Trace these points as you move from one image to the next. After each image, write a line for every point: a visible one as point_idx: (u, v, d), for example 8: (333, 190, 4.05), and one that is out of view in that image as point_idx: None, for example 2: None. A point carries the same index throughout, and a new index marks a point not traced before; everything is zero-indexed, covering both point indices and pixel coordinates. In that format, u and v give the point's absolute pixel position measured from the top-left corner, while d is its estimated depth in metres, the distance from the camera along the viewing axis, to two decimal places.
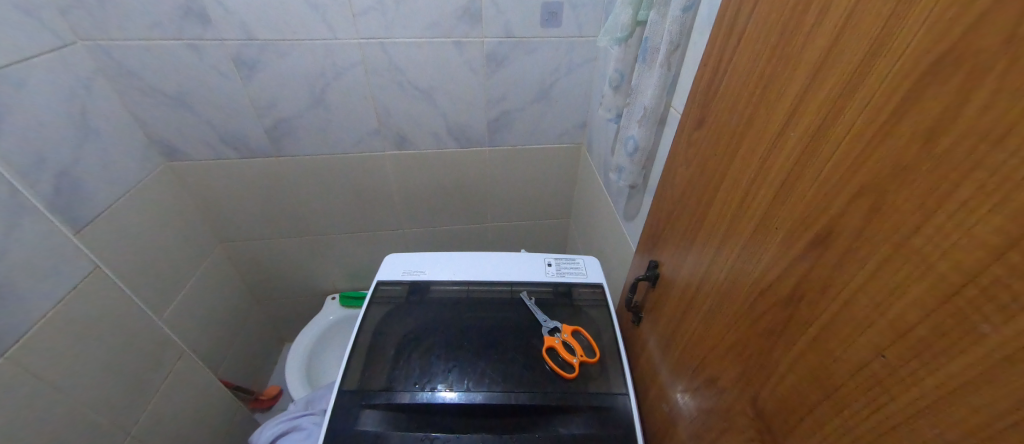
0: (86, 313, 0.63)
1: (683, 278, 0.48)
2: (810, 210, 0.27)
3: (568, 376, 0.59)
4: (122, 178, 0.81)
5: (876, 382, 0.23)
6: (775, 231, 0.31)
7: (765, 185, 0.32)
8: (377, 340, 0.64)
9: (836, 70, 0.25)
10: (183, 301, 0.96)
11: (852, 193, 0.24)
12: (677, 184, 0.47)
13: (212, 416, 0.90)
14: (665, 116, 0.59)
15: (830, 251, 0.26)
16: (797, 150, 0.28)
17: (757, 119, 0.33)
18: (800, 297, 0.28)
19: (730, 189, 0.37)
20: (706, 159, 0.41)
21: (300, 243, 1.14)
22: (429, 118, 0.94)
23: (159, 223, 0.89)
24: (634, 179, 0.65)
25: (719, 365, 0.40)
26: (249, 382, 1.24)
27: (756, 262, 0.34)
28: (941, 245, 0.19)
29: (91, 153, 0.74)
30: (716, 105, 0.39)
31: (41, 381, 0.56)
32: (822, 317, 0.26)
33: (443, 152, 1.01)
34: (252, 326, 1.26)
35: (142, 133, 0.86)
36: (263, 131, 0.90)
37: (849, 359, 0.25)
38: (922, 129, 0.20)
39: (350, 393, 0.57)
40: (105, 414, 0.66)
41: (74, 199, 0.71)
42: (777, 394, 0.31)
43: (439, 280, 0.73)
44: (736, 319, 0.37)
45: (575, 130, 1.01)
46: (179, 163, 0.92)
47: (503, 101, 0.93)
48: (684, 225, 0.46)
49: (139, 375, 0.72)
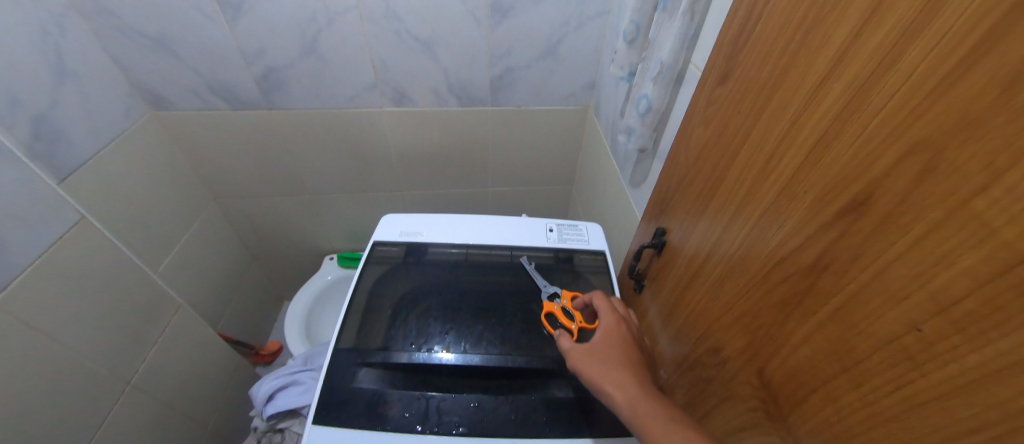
0: (75, 264, 0.62)
1: (691, 247, 0.46)
2: (847, 172, 0.25)
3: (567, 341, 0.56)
4: (106, 126, 0.77)
5: (905, 357, 0.21)
6: (801, 196, 0.28)
7: (793, 146, 0.29)
8: (374, 301, 0.63)
9: (898, 8, 0.22)
10: (179, 256, 0.95)
11: (902, 152, 0.21)
12: (692, 147, 0.44)
13: (212, 369, 0.91)
14: (682, 73, 0.54)
15: (866, 217, 0.23)
16: (838, 104, 0.25)
17: (791, 71, 0.29)
18: (824, 266, 0.26)
19: (752, 151, 0.34)
20: (725, 118, 0.38)
21: (296, 201, 1.12)
22: (428, 74, 0.88)
23: (149, 176, 0.86)
24: (644, 143, 0.61)
25: (725, 335, 0.39)
26: (249, 337, 1.26)
27: (775, 229, 0.31)
28: (1009, 209, 0.17)
29: (70, 98, 0.70)
30: (744, 57, 0.35)
31: (33, 329, 0.56)
32: (848, 288, 0.25)
33: (444, 111, 0.96)
34: (250, 284, 1.26)
35: (125, 78, 0.81)
36: (252, 81, 0.85)
37: (876, 333, 0.23)
38: (1005, 74, 0.17)
39: (346, 351, 0.57)
40: (103, 363, 0.66)
41: (56, 145, 0.67)
42: (787, 365, 0.30)
43: (436, 243, 0.71)
44: (747, 289, 0.35)
45: (583, 92, 0.95)
46: (166, 112, 0.88)
47: (508, 56, 0.87)
48: (696, 191, 0.43)
49: (136, 327, 0.72)
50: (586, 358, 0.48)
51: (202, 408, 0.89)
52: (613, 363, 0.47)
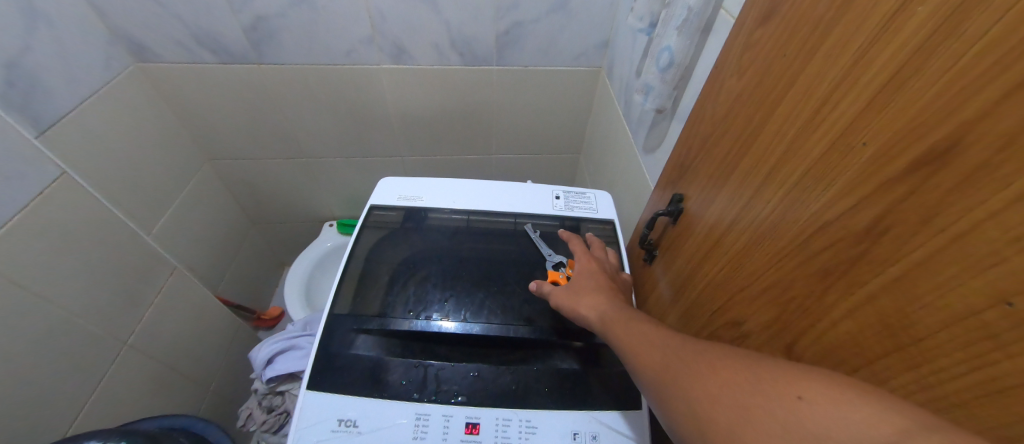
0: (58, 221, 0.59)
1: (712, 214, 0.42)
2: (926, 117, 0.20)
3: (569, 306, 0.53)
4: (86, 77, 0.72)
5: (987, 336, 0.18)
6: (857, 151, 0.24)
7: (853, 90, 0.25)
8: (370, 267, 0.61)
9: None
10: (173, 217, 0.92)
11: (1006, 87, 0.17)
12: (721, 102, 0.39)
13: (212, 332, 0.91)
14: (711, 22, 0.48)
15: (944, 172, 0.20)
16: (919, 34, 0.21)
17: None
18: (883, 231, 0.23)
19: (797, 101, 0.29)
20: (766, 64, 0.33)
21: (292, 165, 1.08)
22: (429, 27, 0.82)
23: (137, 133, 0.82)
24: (662, 103, 0.56)
25: (747, 308, 0.36)
26: (250, 302, 1.25)
27: (819, 191, 0.27)
28: None
29: (44, 43, 0.65)
30: None
31: (17, 287, 0.54)
32: (913, 256, 0.21)
33: (446, 70, 0.90)
34: (249, 249, 1.24)
35: (103, 25, 0.75)
36: (240, 31, 0.79)
37: (946, 307, 0.20)
38: None
39: (342, 317, 0.54)
40: (96, 324, 0.64)
41: (32, 95, 0.63)
42: (823, 342, 0.27)
43: (436, 209, 0.67)
44: (777, 258, 0.31)
45: (595, 51, 0.88)
46: (151, 65, 0.83)
47: (516, 9, 0.80)
48: (723, 151, 0.39)
49: (129, 288, 0.70)
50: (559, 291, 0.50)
51: (203, 370, 0.89)
52: (586, 289, 0.48)
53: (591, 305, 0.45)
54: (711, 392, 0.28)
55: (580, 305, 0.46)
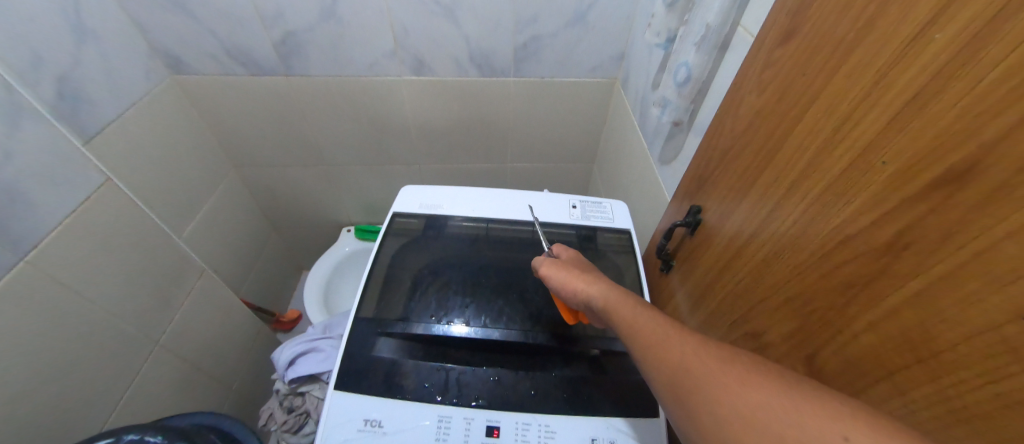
0: (101, 224, 0.62)
1: (732, 226, 0.42)
2: (949, 139, 0.21)
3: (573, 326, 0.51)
4: (127, 89, 0.76)
5: (1005, 351, 0.19)
6: (879, 168, 0.25)
7: (876, 108, 0.25)
8: (393, 273, 0.63)
9: None
10: (201, 222, 0.96)
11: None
12: (741, 117, 0.40)
13: (235, 333, 0.94)
14: (729, 38, 0.49)
15: (966, 191, 0.20)
16: (943, 57, 0.22)
17: (878, 23, 0.25)
18: (904, 246, 0.23)
19: (818, 118, 0.30)
20: (788, 81, 0.34)
21: (314, 172, 1.11)
22: (449, 41, 0.84)
23: (170, 142, 0.86)
24: (680, 116, 0.59)
25: (767, 320, 0.36)
26: (270, 305, 1.29)
27: (841, 206, 0.28)
28: None
29: (90, 59, 0.69)
30: (816, 11, 0.30)
31: (63, 287, 0.57)
32: (936, 270, 0.22)
33: (465, 81, 0.92)
34: (270, 252, 1.28)
35: (144, 41, 0.80)
36: (271, 46, 0.83)
37: (968, 321, 0.20)
38: None
39: (366, 320, 0.56)
40: (132, 324, 0.67)
41: (80, 107, 0.67)
42: (846, 354, 0.28)
43: (456, 217, 0.69)
44: (798, 271, 0.32)
45: (611, 63, 0.90)
46: (186, 77, 0.87)
47: (535, 23, 0.82)
48: (744, 165, 0.40)
49: (161, 290, 0.73)
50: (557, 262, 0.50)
51: (227, 370, 0.92)
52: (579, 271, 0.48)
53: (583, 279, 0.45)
54: (719, 390, 0.29)
55: (573, 279, 0.46)
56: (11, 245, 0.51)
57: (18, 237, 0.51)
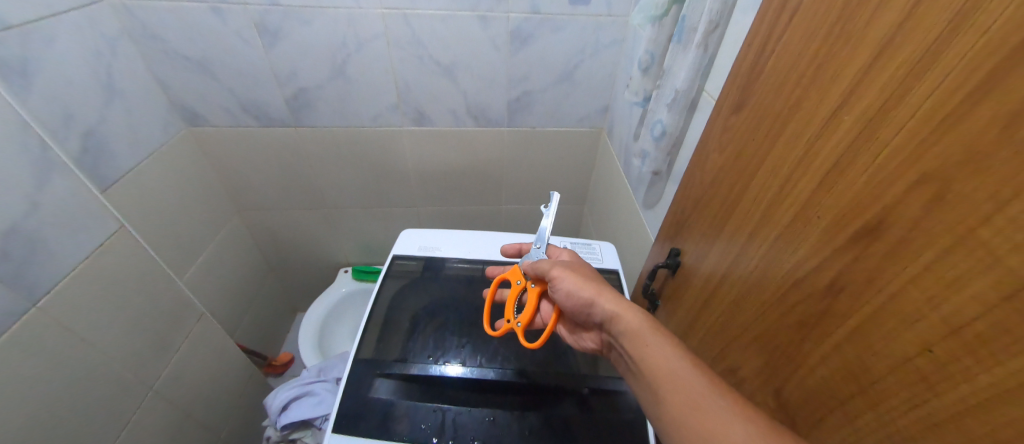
0: (116, 269, 0.64)
1: (706, 268, 0.46)
2: (862, 200, 0.26)
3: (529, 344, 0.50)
4: (146, 141, 0.82)
5: (921, 379, 0.22)
6: (816, 221, 0.30)
7: (809, 171, 0.30)
8: (392, 314, 0.65)
9: (905, 49, 0.23)
10: (202, 265, 0.98)
11: (912, 180, 0.23)
12: (708, 171, 0.45)
13: (228, 377, 0.93)
14: (697, 100, 0.55)
15: (878, 243, 0.25)
16: (852, 133, 0.27)
17: (804, 103, 0.31)
18: (840, 289, 0.27)
19: (768, 176, 0.35)
20: (742, 143, 0.39)
21: (315, 215, 1.15)
22: (448, 96, 0.92)
23: (180, 188, 0.90)
24: (658, 166, 0.62)
25: (742, 355, 0.40)
26: (263, 347, 1.28)
27: (791, 253, 0.32)
28: (1015, 237, 0.18)
29: (116, 114, 0.75)
30: (758, 88, 0.36)
31: (69, 332, 0.58)
32: (864, 309, 0.26)
33: (462, 131, 0.99)
34: (266, 294, 1.28)
35: (165, 97, 0.86)
36: (282, 100, 0.89)
37: (892, 353, 0.24)
38: (1002, 113, 0.19)
39: (365, 361, 0.58)
40: (130, 370, 0.67)
41: (101, 158, 0.71)
42: (806, 385, 0.31)
43: (453, 258, 0.72)
44: (763, 310, 0.36)
45: (596, 115, 0.98)
46: (200, 128, 0.93)
47: (526, 80, 0.90)
48: (713, 213, 0.45)
49: (162, 334, 0.73)
50: (578, 272, 0.48)
51: (217, 416, 0.90)
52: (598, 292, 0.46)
53: (605, 296, 0.45)
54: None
55: (594, 294, 0.46)
56: (25, 291, 0.52)
57: (32, 284, 0.53)
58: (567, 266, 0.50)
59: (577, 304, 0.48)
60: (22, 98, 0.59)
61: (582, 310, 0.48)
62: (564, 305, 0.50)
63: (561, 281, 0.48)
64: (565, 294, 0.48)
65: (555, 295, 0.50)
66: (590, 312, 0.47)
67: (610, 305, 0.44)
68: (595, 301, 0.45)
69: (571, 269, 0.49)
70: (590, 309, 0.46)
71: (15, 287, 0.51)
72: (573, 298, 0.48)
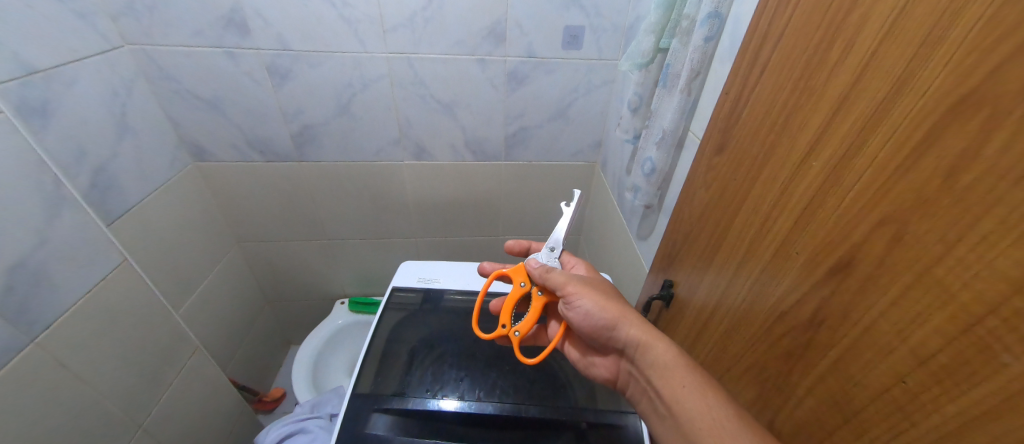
0: (115, 303, 0.64)
1: (698, 300, 0.48)
2: (832, 238, 0.28)
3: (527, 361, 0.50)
4: (154, 175, 0.84)
5: (897, 408, 0.24)
6: (794, 257, 0.32)
7: (785, 211, 0.33)
8: (390, 347, 0.65)
9: (859, 107, 0.27)
10: (198, 297, 0.98)
11: (874, 222, 0.25)
12: (696, 207, 0.48)
13: (219, 413, 0.90)
14: (683, 139, 0.59)
15: (850, 279, 0.27)
16: (819, 178, 0.30)
17: (777, 149, 0.34)
18: (819, 322, 0.29)
19: (749, 214, 0.38)
20: (725, 183, 0.42)
21: (314, 246, 1.16)
22: (448, 131, 0.96)
23: (182, 221, 0.92)
24: (650, 200, 0.64)
25: (736, 387, 0.41)
26: (254, 382, 1.25)
27: (774, 287, 0.34)
28: (964, 275, 0.21)
29: (127, 150, 0.77)
30: (737, 132, 0.40)
31: (66, 370, 0.56)
32: (843, 341, 0.27)
33: (461, 165, 1.03)
34: (260, 326, 1.27)
35: (175, 133, 0.89)
36: (288, 136, 0.93)
37: (869, 384, 0.25)
38: (943, 166, 0.22)
39: (362, 396, 0.58)
40: (122, 408, 0.66)
41: (109, 193, 0.73)
42: (796, 417, 0.32)
43: (452, 290, 0.74)
44: (753, 341, 0.37)
45: (590, 149, 1.02)
46: (207, 163, 0.96)
47: (522, 117, 0.95)
48: (701, 247, 0.47)
49: (157, 370, 0.72)
50: (600, 292, 0.49)
51: None
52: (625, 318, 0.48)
53: (632, 322, 0.47)
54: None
55: (619, 318, 0.47)
56: (26, 326, 0.52)
57: (34, 318, 0.53)
58: (586, 283, 0.50)
59: (598, 326, 0.49)
60: (40, 138, 0.61)
61: (601, 332, 0.49)
62: (581, 326, 0.50)
63: (583, 298, 0.49)
64: (585, 313, 0.49)
65: (571, 312, 0.50)
66: (611, 336, 0.48)
67: (637, 331, 0.46)
68: (619, 325, 0.47)
69: (591, 287, 0.50)
70: (612, 332, 0.48)
71: (17, 321, 0.50)
72: (594, 318, 0.49)
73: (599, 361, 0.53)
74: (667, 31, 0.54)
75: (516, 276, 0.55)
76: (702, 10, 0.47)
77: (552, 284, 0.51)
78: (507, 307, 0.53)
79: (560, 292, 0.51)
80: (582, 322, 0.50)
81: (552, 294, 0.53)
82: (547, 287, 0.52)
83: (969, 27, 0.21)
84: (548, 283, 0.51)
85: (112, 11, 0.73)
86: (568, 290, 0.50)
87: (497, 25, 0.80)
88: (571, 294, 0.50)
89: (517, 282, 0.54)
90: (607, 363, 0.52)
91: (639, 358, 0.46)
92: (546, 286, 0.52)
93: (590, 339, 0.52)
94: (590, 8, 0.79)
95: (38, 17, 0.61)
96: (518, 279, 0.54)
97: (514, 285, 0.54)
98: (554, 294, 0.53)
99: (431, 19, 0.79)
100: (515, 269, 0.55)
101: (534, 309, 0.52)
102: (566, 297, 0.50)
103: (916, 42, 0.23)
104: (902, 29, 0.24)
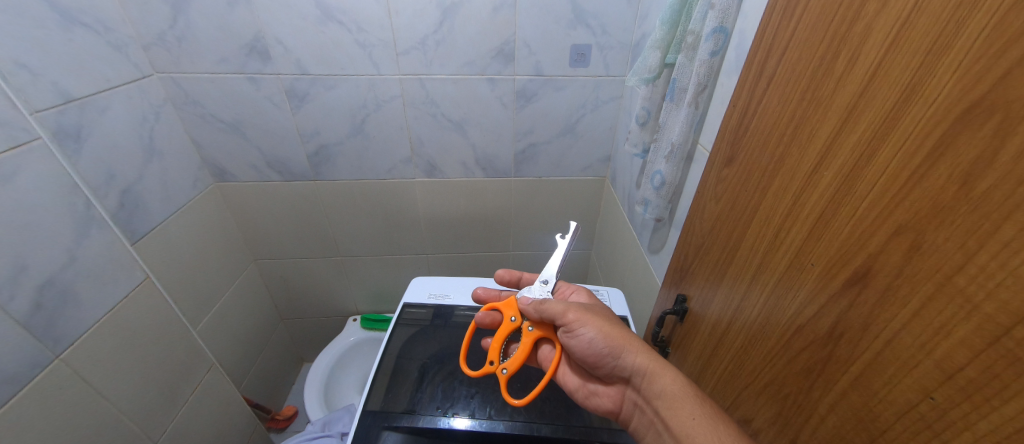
0: (137, 319, 0.66)
1: (712, 316, 0.47)
2: (848, 248, 0.28)
3: (516, 404, 0.49)
4: (177, 195, 0.87)
5: (925, 426, 0.23)
6: (809, 269, 0.31)
7: (798, 222, 0.32)
8: (400, 364, 0.65)
9: (868, 115, 0.26)
10: (215, 313, 0.99)
11: (889, 232, 0.25)
12: (707, 220, 0.47)
13: (231, 431, 0.90)
14: (692, 153, 0.59)
15: (867, 291, 0.26)
16: (831, 188, 0.29)
17: (787, 160, 0.34)
18: (840, 336, 0.28)
19: (762, 226, 0.37)
20: (736, 195, 0.41)
21: (328, 263, 1.18)
22: (459, 149, 0.98)
23: (202, 240, 0.94)
24: (660, 213, 0.63)
25: (753, 406, 0.39)
26: (267, 400, 1.26)
27: (789, 300, 0.34)
28: (986, 285, 0.20)
29: (154, 172, 0.81)
30: (746, 145, 0.39)
31: (88, 387, 0.57)
32: (864, 356, 0.26)
33: (471, 181, 1.04)
34: (274, 344, 1.28)
35: (198, 155, 0.93)
36: (305, 156, 0.96)
37: (895, 400, 0.25)
38: (958, 173, 0.21)
39: (373, 414, 0.57)
40: (141, 424, 0.66)
41: (136, 213, 0.76)
42: (818, 436, 0.31)
43: (462, 306, 0.73)
44: (770, 358, 0.36)
45: (599, 164, 1.03)
46: (226, 184, 0.99)
47: (531, 133, 0.96)
48: (713, 260, 0.46)
49: (174, 386, 0.73)
50: (601, 319, 0.50)
51: None
52: (636, 347, 0.48)
53: (637, 349, 0.48)
54: None
55: (623, 345, 0.48)
56: (52, 343, 0.53)
57: (59, 335, 0.54)
58: (586, 310, 0.50)
59: (602, 354, 0.49)
60: (73, 161, 0.64)
61: (605, 360, 0.49)
62: (581, 356, 0.50)
63: (584, 327, 0.49)
64: (588, 341, 0.49)
65: (572, 340, 0.50)
66: (615, 363, 0.49)
67: (642, 359, 0.47)
68: (624, 353, 0.48)
69: (592, 315, 0.50)
70: (617, 360, 0.48)
71: (45, 338, 0.52)
72: (599, 346, 0.48)
73: (602, 390, 0.52)
74: (673, 46, 0.55)
75: (507, 311, 0.54)
76: (706, 25, 0.48)
77: (550, 314, 0.50)
78: (495, 343, 0.52)
79: (560, 321, 0.50)
80: (584, 351, 0.50)
81: (548, 324, 0.52)
82: (544, 317, 0.51)
83: (976, 34, 0.21)
84: (545, 314, 0.50)
85: (145, 42, 0.78)
86: (569, 319, 0.49)
87: (506, 45, 0.83)
88: (572, 323, 0.49)
89: (508, 317, 0.53)
90: (611, 392, 0.52)
91: (646, 388, 0.46)
92: (543, 317, 0.51)
93: (592, 368, 0.51)
94: (596, 27, 0.81)
95: (76, 50, 0.65)
96: (509, 313, 0.53)
97: (505, 321, 0.53)
98: (551, 323, 0.52)
99: (442, 42, 0.82)
100: (507, 303, 0.54)
101: (525, 346, 0.51)
102: (566, 326, 0.50)
103: (923, 49, 0.23)
104: (907, 37, 0.24)
